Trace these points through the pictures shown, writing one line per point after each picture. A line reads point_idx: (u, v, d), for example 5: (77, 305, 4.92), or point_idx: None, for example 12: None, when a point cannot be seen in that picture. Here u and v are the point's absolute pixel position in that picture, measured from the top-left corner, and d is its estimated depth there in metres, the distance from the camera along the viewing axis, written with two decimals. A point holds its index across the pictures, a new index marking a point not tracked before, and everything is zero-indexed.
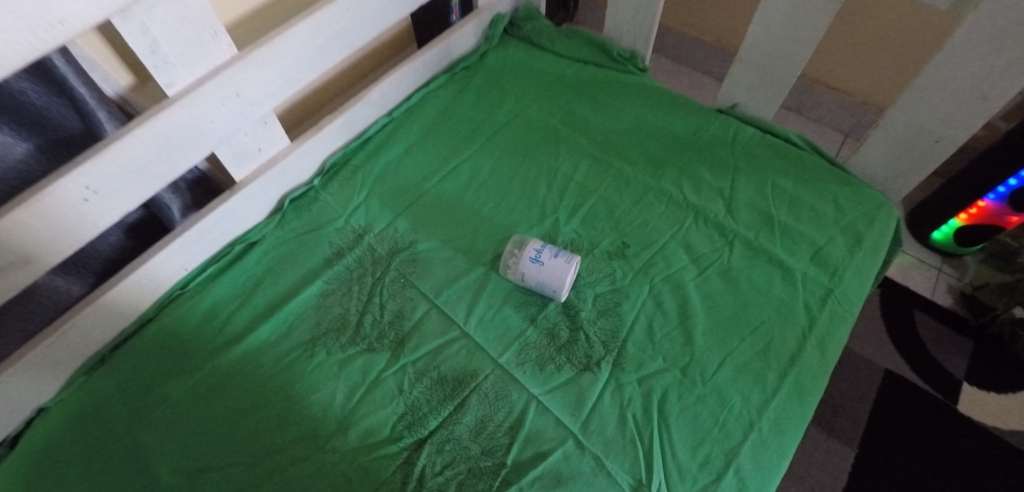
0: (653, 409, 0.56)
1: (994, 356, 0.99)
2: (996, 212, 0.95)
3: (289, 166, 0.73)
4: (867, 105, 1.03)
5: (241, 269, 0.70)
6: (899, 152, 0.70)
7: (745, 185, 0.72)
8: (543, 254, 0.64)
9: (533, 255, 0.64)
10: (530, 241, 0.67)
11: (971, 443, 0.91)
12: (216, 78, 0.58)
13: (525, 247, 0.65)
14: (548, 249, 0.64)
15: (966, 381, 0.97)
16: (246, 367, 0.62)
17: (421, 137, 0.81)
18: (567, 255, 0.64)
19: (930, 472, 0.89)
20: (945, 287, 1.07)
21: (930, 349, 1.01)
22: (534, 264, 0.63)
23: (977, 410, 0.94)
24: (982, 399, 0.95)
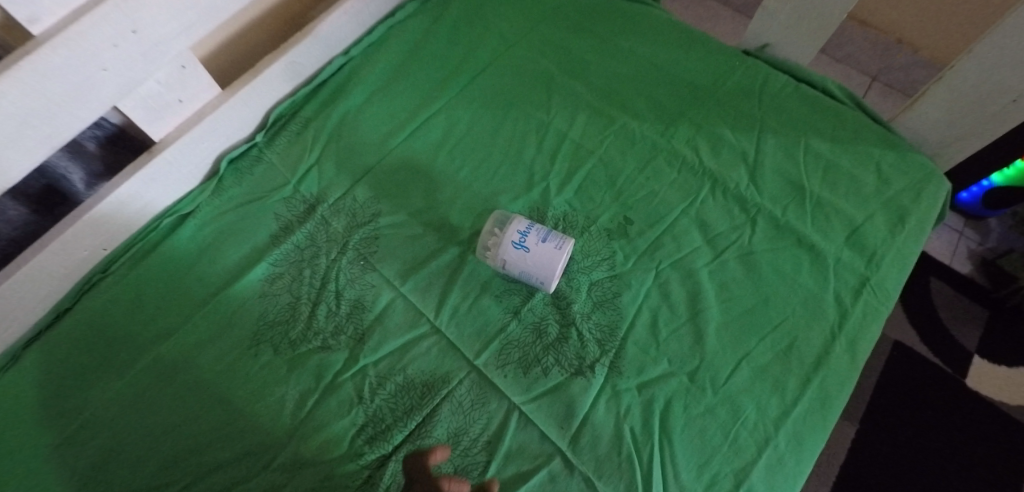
0: (653, 422, 0.48)
1: (1010, 327, 0.92)
2: None
3: (223, 120, 0.60)
4: (903, 44, 0.89)
5: (172, 247, 0.58)
6: (960, 111, 0.58)
7: (772, 148, 0.60)
8: (530, 237, 0.52)
9: (518, 238, 0.53)
10: (514, 218, 0.55)
11: (979, 419, 0.86)
12: (100, 9, 0.44)
13: (508, 227, 0.54)
14: (534, 231, 0.53)
15: (977, 353, 0.90)
16: (183, 367, 0.53)
17: (385, 83, 0.67)
18: (560, 238, 0.52)
19: (934, 450, 0.84)
20: (965, 253, 0.98)
21: (942, 318, 0.93)
22: (519, 250, 0.52)
23: (986, 383, 0.88)
24: (992, 373, 0.89)
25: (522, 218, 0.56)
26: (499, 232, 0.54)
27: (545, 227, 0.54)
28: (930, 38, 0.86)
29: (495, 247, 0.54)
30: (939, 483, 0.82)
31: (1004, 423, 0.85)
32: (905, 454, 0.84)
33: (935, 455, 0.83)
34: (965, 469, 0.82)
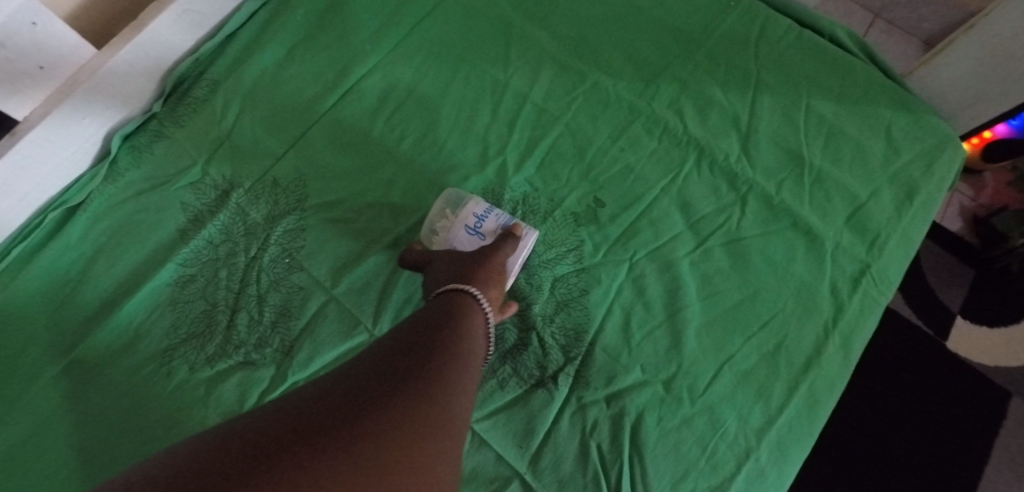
0: (623, 438, 0.43)
1: (995, 289, 0.83)
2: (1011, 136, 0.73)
3: (105, 88, 0.49)
4: None
5: (65, 246, 0.50)
6: (985, 68, 0.49)
7: (768, 110, 0.51)
8: (491, 221, 0.45)
9: (476, 221, 0.46)
10: (471, 196, 0.48)
11: (984, 396, 0.78)
12: None
13: (465, 206, 0.47)
14: (494, 216, 0.46)
15: (959, 315, 0.82)
16: (86, 390, 0.45)
17: (308, 36, 0.56)
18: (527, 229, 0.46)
19: (933, 431, 0.76)
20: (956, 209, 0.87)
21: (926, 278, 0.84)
22: (477, 236, 0.45)
23: (964, 344, 0.80)
24: (970, 333, 0.81)
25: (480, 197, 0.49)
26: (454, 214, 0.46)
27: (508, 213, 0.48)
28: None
29: (447, 229, 0.46)
30: (935, 467, 0.74)
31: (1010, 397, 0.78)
32: (903, 436, 0.76)
33: (937, 436, 0.75)
34: (973, 451, 0.75)
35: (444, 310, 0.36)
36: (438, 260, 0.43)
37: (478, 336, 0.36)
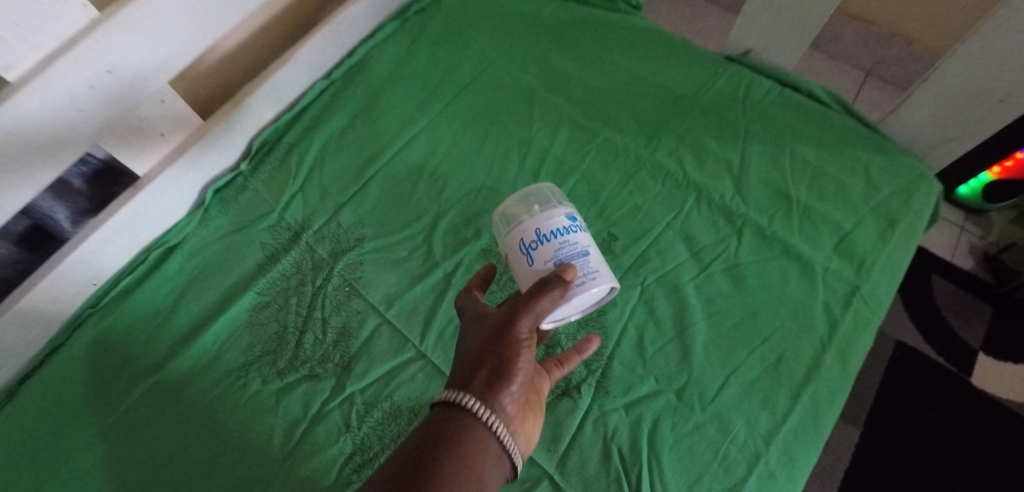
0: (642, 442, 0.48)
1: (1015, 325, 0.90)
2: None
3: (207, 151, 0.61)
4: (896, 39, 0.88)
5: (162, 279, 0.59)
6: (945, 113, 0.57)
7: (757, 157, 0.59)
8: (554, 241, 0.43)
9: (538, 233, 0.43)
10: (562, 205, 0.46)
11: (1002, 425, 0.84)
12: (74, 51, 0.44)
13: (543, 213, 0.44)
14: (563, 243, 0.43)
15: (982, 351, 0.89)
16: (173, 401, 0.53)
17: (367, 106, 0.67)
18: (593, 276, 0.42)
19: (954, 459, 0.82)
20: (967, 248, 0.97)
21: (945, 317, 0.92)
22: (529, 251, 0.43)
23: (991, 380, 0.87)
24: (996, 370, 0.87)
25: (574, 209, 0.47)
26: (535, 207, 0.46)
27: (586, 248, 0.43)
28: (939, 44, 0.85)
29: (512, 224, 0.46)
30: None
31: (1007, 419, 0.84)
32: (927, 464, 0.82)
33: (958, 463, 0.82)
34: (995, 477, 0.80)
35: (455, 412, 0.35)
36: (478, 319, 0.43)
37: (486, 453, 0.34)
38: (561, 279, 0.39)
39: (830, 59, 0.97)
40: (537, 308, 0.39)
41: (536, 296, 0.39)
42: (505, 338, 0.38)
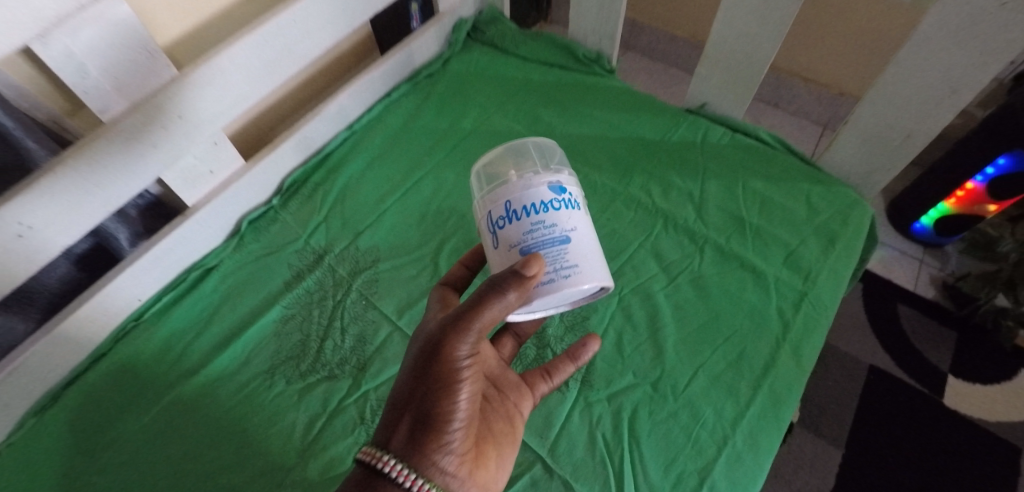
0: (623, 428, 0.54)
1: (978, 347, 0.98)
2: (984, 195, 0.95)
3: (247, 187, 0.71)
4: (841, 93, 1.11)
5: (199, 296, 0.67)
6: (869, 147, 0.66)
7: (715, 188, 0.70)
8: (524, 221, 0.44)
9: (509, 209, 0.45)
10: (547, 178, 0.46)
11: (975, 443, 0.88)
12: (154, 100, 0.55)
13: (521, 187, 0.45)
14: (539, 223, 0.44)
15: (951, 373, 0.95)
16: (204, 402, 0.59)
17: (383, 151, 0.79)
18: (564, 273, 0.43)
19: (933, 476, 0.85)
20: (928, 278, 1.07)
21: (913, 341, 0.99)
22: (497, 228, 0.45)
23: (962, 401, 0.92)
24: (966, 390, 0.93)
25: (561, 183, 0.46)
26: (516, 176, 0.46)
27: (562, 235, 0.44)
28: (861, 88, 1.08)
29: (487, 194, 0.47)
30: None
31: (978, 436, 0.89)
32: (908, 481, 0.85)
33: (937, 480, 0.85)
34: None
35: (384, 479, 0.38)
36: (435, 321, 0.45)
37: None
38: (513, 279, 0.39)
39: (791, 115, 1.22)
40: (484, 316, 0.40)
41: (483, 304, 0.40)
42: (450, 351, 0.40)
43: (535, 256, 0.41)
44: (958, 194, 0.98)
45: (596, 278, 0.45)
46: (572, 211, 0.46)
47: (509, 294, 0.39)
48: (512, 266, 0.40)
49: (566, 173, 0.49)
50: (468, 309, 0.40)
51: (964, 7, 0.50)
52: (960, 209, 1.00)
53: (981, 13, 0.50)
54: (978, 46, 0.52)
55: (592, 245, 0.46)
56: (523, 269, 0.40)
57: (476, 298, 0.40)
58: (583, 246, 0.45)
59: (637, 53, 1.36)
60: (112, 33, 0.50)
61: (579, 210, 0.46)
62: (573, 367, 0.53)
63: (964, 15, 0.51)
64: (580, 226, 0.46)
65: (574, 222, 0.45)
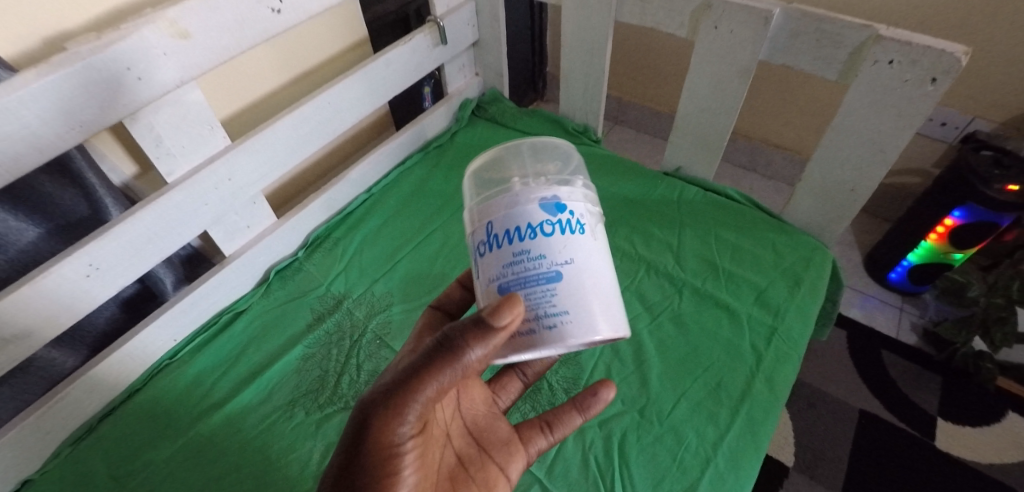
0: (614, 452, 0.59)
1: (963, 390, 1.01)
2: (947, 245, 1.03)
3: (277, 241, 0.81)
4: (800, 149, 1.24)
5: (228, 337, 0.74)
6: (823, 201, 0.76)
7: (691, 238, 0.79)
8: (505, 249, 0.39)
9: (491, 232, 0.40)
10: (540, 194, 0.39)
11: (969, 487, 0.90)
12: (211, 165, 0.66)
13: (509, 205, 0.39)
14: (524, 254, 0.38)
15: (940, 416, 0.98)
16: (228, 433, 0.65)
17: (397, 210, 0.89)
18: (549, 323, 0.38)
19: None
20: (909, 326, 1.12)
21: (900, 386, 1.02)
22: (479, 253, 0.41)
23: (954, 445, 0.95)
24: (956, 434, 0.96)
25: (560, 199, 0.40)
26: (507, 189, 0.40)
27: (551, 270, 0.38)
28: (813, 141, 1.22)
29: (472, 210, 0.42)
30: None
31: (972, 480, 0.90)
32: None
33: None
34: None
35: None
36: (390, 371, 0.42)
37: None
38: (475, 334, 0.36)
39: (768, 179, 1.34)
40: (435, 374, 0.37)
41: (436, 363, 0.37)
42: (393, 411, 0.37)
43: (511, 297, 0.36)
44: (937, 231, 1.03)
45: (592, 331, 0.38)
46: (570, 237, 0.39)
47: (468, 350, 0.36)
48: (477, 313, 0.37)
49: (574, 183, 0.42)
50: (421, 363, 0.37)
51: (875, 85, 0.62)
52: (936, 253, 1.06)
53: (889, 89, 0.61)
54: (892, 115, 0.62)
55: (595, 283, 0.39)
56: (491, 322, 0.36)
57: (431, 352, 0.37)
58: (579, 285, 0.38)
59: (624, 126, 1.51)
60: (184, 110, 0.62)
61: (581, 234, 0.40)
62: (579, 416, 0.55)
63: (876, 91, 0.62)
64: (579, 256, 0.39)
65: (571, 252, 0.39)
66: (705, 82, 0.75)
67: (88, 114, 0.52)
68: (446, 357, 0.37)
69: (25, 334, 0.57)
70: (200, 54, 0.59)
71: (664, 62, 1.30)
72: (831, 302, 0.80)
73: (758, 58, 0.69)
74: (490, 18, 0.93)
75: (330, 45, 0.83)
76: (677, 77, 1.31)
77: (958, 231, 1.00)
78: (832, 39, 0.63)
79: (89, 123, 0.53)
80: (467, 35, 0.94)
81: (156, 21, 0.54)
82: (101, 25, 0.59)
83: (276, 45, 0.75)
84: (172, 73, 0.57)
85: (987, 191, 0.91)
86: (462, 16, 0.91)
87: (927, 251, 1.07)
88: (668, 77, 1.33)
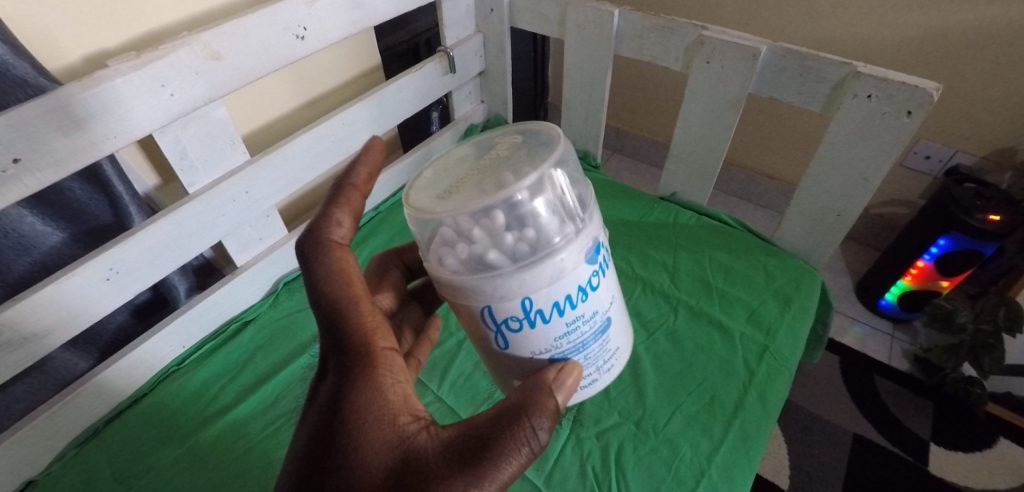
0: (610, 462, 0.61)
1: (955, 414, 1.03)
2: (934, 270, 1.07)
3: (288, 254, 0.84)
4: (792, 179, 1.29)
5: (236, 346, 0.76)
6: (811, 225, 0.80)
7: (685, 259, 0.82)
8: (556, 322, 0.38)
9: (531, 311, 0.37)
10: (581, 250, 0.37)
11: None
12: (231, 179, 0.70)
13: (554, 278, 0.36)
14: (576, 318, 0.39)
15: (933, 441, 0.99)
16: (233, 438, 0.66)
17: (403, 227, 0.92)
18: (603, 369, 0.45)
19: None
20: (901, 352, 1.15)
21: (893, 411, 1.04)
22: (511, 326, 0.38)
23: (947, 469, 0.95)
24: (950, 459, 0.97)
25: (598, 244, 0.39)
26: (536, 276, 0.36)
27: (602, 315, 0.41)
28: (802, 170, 1.26)
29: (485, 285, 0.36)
30: None
31: None
32: None
33: None
34: None
35: None
36: (421, 421, 0.38)
37: None
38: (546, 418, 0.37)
39: (761, 208, 1.38)
40: (507, 470, 0.35)
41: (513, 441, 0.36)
42: None
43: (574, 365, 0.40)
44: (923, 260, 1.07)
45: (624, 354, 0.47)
46: (605, 282, 0.41)
47: (541, 441, 0.37)
48: (537, 381, 0.38)
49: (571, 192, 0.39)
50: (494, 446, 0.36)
51: (856, 116, 0.66)
52: (919, 284, 1.11)
53: (869, 120, 0.65)
54: (874, 144, 0.67)
55: (619, 308, 0.45)
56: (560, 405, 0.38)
57: (506, 445, 0.36)
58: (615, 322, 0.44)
59: (622, 155, 1.57)
60: (210, 125, 0.66)
61: (609, 269, 0.42)
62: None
63: (858, 121, 0.66)
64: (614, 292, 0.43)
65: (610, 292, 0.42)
66: (698, 113, 0.80)
67: (121, 126, 0.56)
68: (521, 449, 0.36)
69: (45, 332, 0.59)
70: (228, 74, 0.63)
71: (660, 94, 1.37)
72: (821, 324, 0.83)
73: (747, 90, 0.73)
74: (496, 49, 0.98)
75: (346, 70, 0.89)
76: (673, 110, 1.37)
77: (943, 259, 1.04)
78: (815, 74, 0.68)
79: (122, 134, 0.56)
80: (474, 65, 1.00)
81: (191, 44, 0.58)
82: (136, 46, 0.63)
83: (295, 71, 0.80)
84: (201, 91, 0.61)
85: (970, 220, 0.95)
86: (470, 47, 0.96)
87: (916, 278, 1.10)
88: (664, 109, 1.39)
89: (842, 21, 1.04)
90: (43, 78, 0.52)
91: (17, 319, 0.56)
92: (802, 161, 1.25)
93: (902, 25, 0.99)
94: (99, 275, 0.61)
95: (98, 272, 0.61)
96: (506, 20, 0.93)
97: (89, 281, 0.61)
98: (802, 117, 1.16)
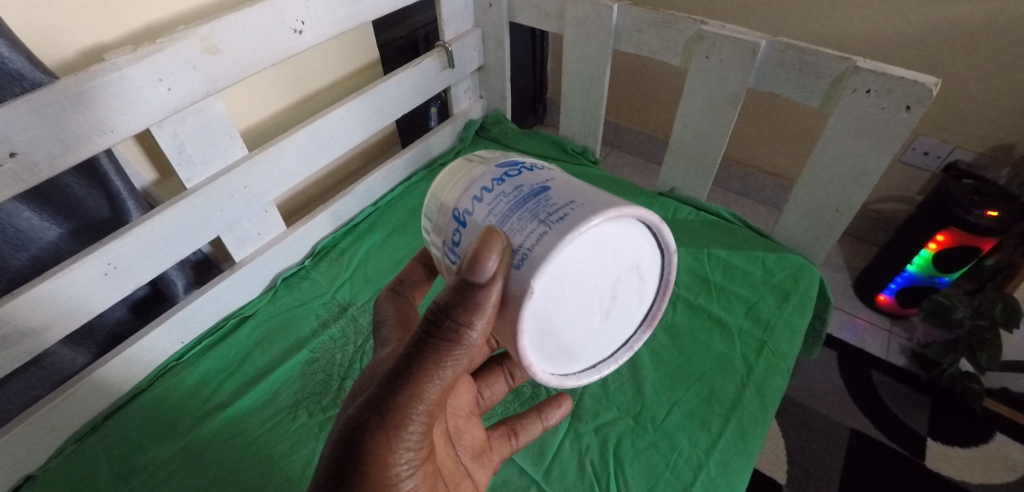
0: (609, 456, 0.61)
1: (952, 409, 1.03)
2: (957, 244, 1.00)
3: (286, 250, 0.83)
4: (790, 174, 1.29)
5: (233, 342, 0.76)
6: (810, 220, 0.80)
7: (684, 254, 0.82)
8: (477, 209, 0.37)
9: (459, 216, 0.38)
10: (492, 162, 0.41)
11: None
12: (229, 174, 0.70)
13: (461, 188, 0.40)
14: (495, 197, 0.37)
15: (930, 436, 0.99)
16: (232, 433, 0.66)
17: (402, 223, 0.92)
18: (557, 220, 0.33)
19: None
20: (898, 347, 1.15)
21: (890, 405, 1.04)
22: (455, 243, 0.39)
23: (944, 464, 0.96)
24: (947, 454, 0.97)
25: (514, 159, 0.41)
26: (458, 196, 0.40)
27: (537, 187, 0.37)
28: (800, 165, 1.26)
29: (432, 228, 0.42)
30: None
31: None
32: None
33: None
34: None
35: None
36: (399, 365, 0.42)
37: None
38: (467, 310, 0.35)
39: (760, 204, 1.38)
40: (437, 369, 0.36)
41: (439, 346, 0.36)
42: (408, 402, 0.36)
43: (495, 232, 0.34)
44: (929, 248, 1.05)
45: (604, 204, 0.34)
46: (534, 172, 0.39)
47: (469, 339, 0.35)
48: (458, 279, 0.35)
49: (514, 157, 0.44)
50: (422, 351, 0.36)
51: (855, 113, 0.66)
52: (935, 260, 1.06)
53: (868, 116, 0.65)
54: (873, 140, 0.67)
55: (580, 184, 0.38)
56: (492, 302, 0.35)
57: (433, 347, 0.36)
58: (570, 188, 0.36)
59: (621, 151, 1.57)
60: (208, 120, 0.66)
61: (545, 168, 0.40)
62: (540, 425, 0.58)
63: (857, 116, 0.66)
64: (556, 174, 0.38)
65: (547, 175, 0.38)
66: (697, 108, 0.80)
67: (119, 121, 0.56)
68: (447, 349, 0.36)
69: (44, 327, 0.59)
70: (226, 69, 0.63)
71: (659, 89, 1.36)
72: (820, 319, 0.83)
73: (747, 85, 0.73)
74: (495, 44, 0.98)
75: (344, 65, 0.88)
76: (672, 105, 1.37)
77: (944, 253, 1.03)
78: (815, 69, 0.68)
79: (120, 129, 0.56)
80: (473, 59, 1.00)
81: (189, 38, 0.58)
82: (133, 40, 0.63)
83: (293, 65, 0.79)
84: (200, 86, 0.61)
85: (969, 216, 0.95)
86: (469, 42, 0.96)
87: (914, 274, 1.10)
88: (663, 104, 1.39)
89: (842, 17, 1.04)
90: (39, 72, 0.51)
91: (15, 314, 0.56)
92: (801, 157, 1.25)
93: (902, 20, 0.98)
94: (96, 269, 0.61)
95: (95, 266, 0.61)
96: (506, 15, 0.92)
97: (86, 276, 0.60)
98: (801, 112, 1.16)
